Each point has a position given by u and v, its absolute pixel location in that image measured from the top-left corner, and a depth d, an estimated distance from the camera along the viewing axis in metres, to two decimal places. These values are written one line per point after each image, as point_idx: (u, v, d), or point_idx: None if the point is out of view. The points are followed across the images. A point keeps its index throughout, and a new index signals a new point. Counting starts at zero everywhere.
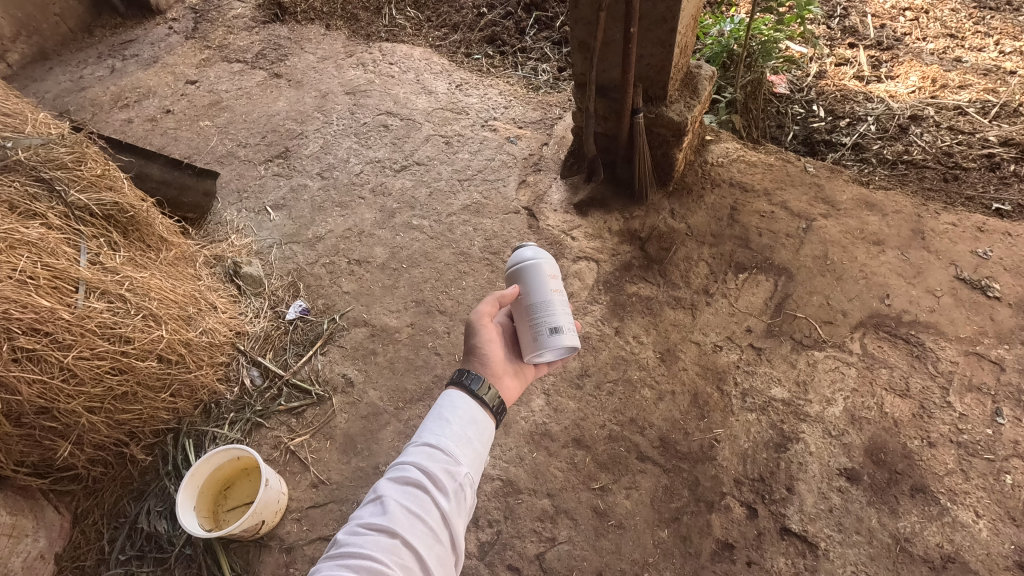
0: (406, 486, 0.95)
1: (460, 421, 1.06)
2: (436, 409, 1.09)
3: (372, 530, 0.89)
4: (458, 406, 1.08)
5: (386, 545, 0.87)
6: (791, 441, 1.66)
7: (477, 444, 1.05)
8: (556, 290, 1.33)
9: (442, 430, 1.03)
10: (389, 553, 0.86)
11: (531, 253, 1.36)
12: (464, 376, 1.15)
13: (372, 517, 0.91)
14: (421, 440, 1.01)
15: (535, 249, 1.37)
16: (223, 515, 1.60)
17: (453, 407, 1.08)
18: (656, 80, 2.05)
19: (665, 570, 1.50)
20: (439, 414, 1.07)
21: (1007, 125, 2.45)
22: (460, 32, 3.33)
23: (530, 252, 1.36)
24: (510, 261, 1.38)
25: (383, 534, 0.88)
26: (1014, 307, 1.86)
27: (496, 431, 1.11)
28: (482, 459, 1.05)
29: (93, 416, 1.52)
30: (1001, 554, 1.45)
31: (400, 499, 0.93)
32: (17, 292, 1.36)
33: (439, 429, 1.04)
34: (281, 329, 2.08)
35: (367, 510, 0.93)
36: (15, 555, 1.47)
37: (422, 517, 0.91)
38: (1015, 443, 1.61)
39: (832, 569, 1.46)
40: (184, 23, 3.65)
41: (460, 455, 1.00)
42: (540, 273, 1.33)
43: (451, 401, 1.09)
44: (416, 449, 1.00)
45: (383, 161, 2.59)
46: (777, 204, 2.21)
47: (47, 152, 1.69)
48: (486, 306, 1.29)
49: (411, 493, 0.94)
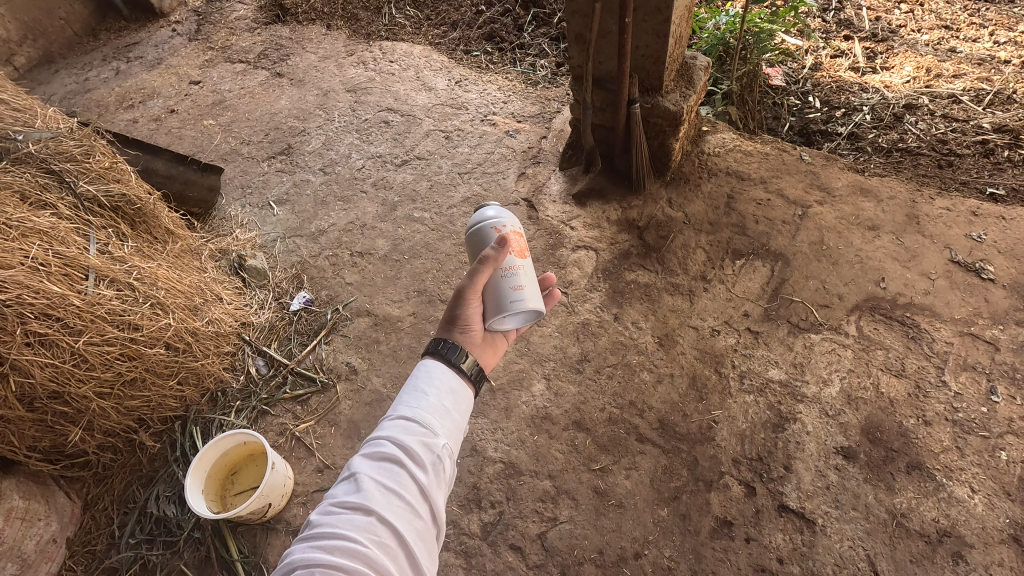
0: (381, 462, 0.96)
1: (436, 393, 1.08)
2: (412, 381, 1.11)
3: (346, 509, 0.90)
4: (434, 377, 1.11)
5: (361, 523, 0.88)
6: (789, 421, 1.69)
7: (454, 415, 1.08)
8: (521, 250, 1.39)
9: (418, 403, 1.05)
10: (364, 530, 0.87)
11: (494, 213, 1.43)
12: (441, 346, 1.18)
13: (346, 496, 0.92)
14: (396, 414, 1.03)
15: (497, 209, 1.44)
16: (230, 498, 1.63)
17: (429, 379, 1.10)
18: (651, 71, 2.08)
19: (665, 547, 1.53)
20: (415, 387, 1.09)
21: (1001, 112, 2.48)
22: (459, 30, 3.37)
23: (493, 212, 1.43)
24: (472, 222, 1.45)
25: (357, 512, 0.89)
26: (1008, 289, 1.88)
27: (473, 400, 1.15)
28: (460, 430, 1.08)
29: (103, 402, 1.55)
30: (996, 528, 1.47)
31: (374, 475, 0.94)
32: (29, 278, 1.39)
33: (416, 401, 1.06)
34: (285, 319, 2.11)
35: (341, 489, 0.94)
36: (29, 538, 1.50)
37: (399, 493, 0.92)
38: (1010, 421, 1.63)
39: (830, 544, 1.48)
40: (187, 26, 3.71)
41: (437, 427, 1.02)
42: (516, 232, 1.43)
43: (427, 372, 1.12)
44: (390, 423, 1.02)
45: (384, 156, 2.63)
46: (774, 191, 2.24)
47: (57, 145, 1.75)
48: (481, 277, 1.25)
49: (387, 469, 0.95)
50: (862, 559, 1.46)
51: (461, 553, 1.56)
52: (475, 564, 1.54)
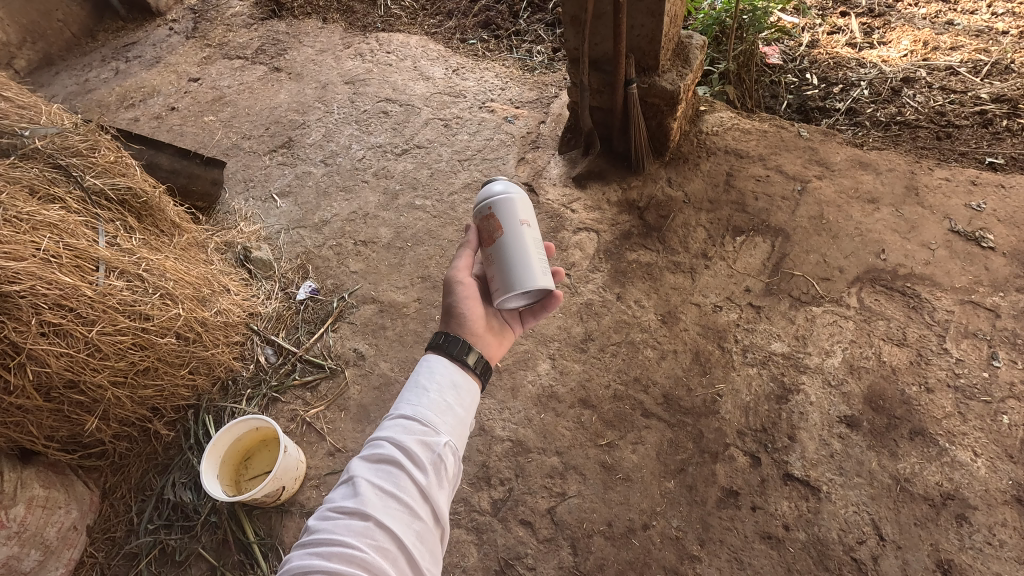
0: (380, 464, 0.95)
1: (437, 390, 1.07)
2: (414, 377, 1.10)
3: (344, 514, 0.88)
4: (436, 373, 1.10)
5: (358, 527, 0.86)
6: (792, 392, 1.71)
7: (457, 410, 1.07)
8: (535, 222, 1.39)
9: (418, 401, 1.04)
10: (362, 535, 0.86)
11: (503, 187, 1.39)
12: (443, 339, 1.18)
13: (343, 501, 0.91)
14: (397, 413, 1.03)
15: (506, 181, 1.42)
16: (245, 483, 1.67)
17: (430, 375, 1.10)
18: (647, 51, 2.08)
19: (672, 518, 1.55)
20: (418, 385, 1.08)
21: (999, 82, 2.48)
22: (455, 19, 3.38)
23: (501, 186, 1.40)
24: (490, 200, 1.38)
25: (354, 517, 0.88)
26: (1008, 256, 1.89)
27: (479, 395, 1.14)
28: (464, 425, 1.07)
29: (118, 390, 1.57)
30: (1000, 489, 1.49)
31: (372, 478, 0.93)
32: (42, 268, 1.42)
33: (417, 400, 1.05)
34: (293, 309, 2.14)
35: (340, 493, 0.93)
36: (50, 525, 1.51)
37: (397, 494, 0.91)
38: (1011, 385, 1.65)
39: (835, 510, 1.51)
40: (184, 24, 3.72)
41: (438, 424, 1.01)
42: (514, 209, 1.37)
43: (428, 368, 1.11)
44: (390, 423, 1.01)
45: (384, 146, 2.65)
46: (773, 168, 2.25)
47: (63, 141, 1.78)
48: (460, 262, 1.34)
49: (385, 471, 0.94)
50: (867, 523, 1.48)
51: (473, 529, 1.59)
52: (486, 540, 1.57)
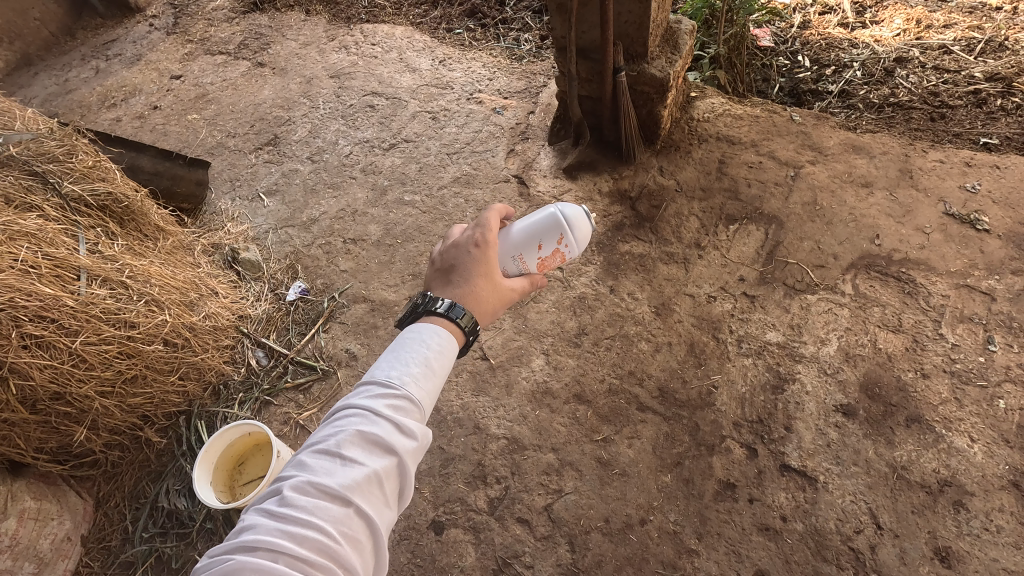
0: (371, 446, 0.86)
1: (441, 377, 0.99)
2: (425, 351, 0.99)
3: (324, 494, 0.80)
4: (445, 358, 1.01)
5: (338, 515, 0.80)
6: (788, 382, 1.70)
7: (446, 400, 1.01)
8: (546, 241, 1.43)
9: (424, 385, 0.95)
10: (340, 523, 0.79)
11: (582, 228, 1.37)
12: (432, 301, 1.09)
13: (326, 478, 0.82)
14: (400, 390, 0.92)
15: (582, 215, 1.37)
16: (239, 488, 1.65)
17: (440, 357, 1.00)
18: (636, 37, 2.03)
19: (670, 512, 1.54)
20: (422, 359, 0.97)
21: (993, 60, 2.44)
22: (440, 8, 3.32)
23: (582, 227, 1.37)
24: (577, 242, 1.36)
25: (335, 501, 0.80)
26: (1003, 238, 1.88)
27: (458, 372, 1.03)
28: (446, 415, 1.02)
29: (106, 400, 1.55)
30: (996, 475, 1.49)
31: (361, 461, 0.84)
32: (20, 280, 1.39)
33: (422, 381, 0.95)
34: (283, 310, 2.11)
35: (323, 465, 0.84)
36: (43, 537, 1.50)
37: (381, 484, 0.85)
38: (1007, 369, 1.64)
39: (832, 499, 1.50)
40: (164, 19, 3.64)
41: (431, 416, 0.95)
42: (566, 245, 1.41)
43: (440, 347, 1.01)
44: (390, 399, 0.91)
45: (372, 141, 2.61)
46: (765, 154, 2.22)
47: (38, 146, 1.76)
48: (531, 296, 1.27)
49: (373, 456, 0.86)
50: (864, 512, 1.48)
51: (470, 529, 1.58)
52: (483, 539, 1.56)
